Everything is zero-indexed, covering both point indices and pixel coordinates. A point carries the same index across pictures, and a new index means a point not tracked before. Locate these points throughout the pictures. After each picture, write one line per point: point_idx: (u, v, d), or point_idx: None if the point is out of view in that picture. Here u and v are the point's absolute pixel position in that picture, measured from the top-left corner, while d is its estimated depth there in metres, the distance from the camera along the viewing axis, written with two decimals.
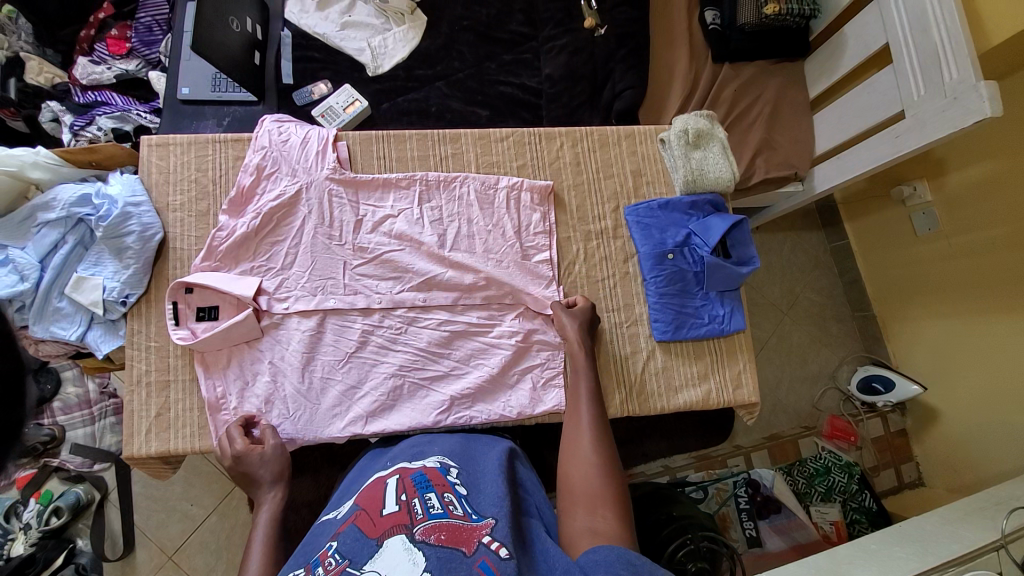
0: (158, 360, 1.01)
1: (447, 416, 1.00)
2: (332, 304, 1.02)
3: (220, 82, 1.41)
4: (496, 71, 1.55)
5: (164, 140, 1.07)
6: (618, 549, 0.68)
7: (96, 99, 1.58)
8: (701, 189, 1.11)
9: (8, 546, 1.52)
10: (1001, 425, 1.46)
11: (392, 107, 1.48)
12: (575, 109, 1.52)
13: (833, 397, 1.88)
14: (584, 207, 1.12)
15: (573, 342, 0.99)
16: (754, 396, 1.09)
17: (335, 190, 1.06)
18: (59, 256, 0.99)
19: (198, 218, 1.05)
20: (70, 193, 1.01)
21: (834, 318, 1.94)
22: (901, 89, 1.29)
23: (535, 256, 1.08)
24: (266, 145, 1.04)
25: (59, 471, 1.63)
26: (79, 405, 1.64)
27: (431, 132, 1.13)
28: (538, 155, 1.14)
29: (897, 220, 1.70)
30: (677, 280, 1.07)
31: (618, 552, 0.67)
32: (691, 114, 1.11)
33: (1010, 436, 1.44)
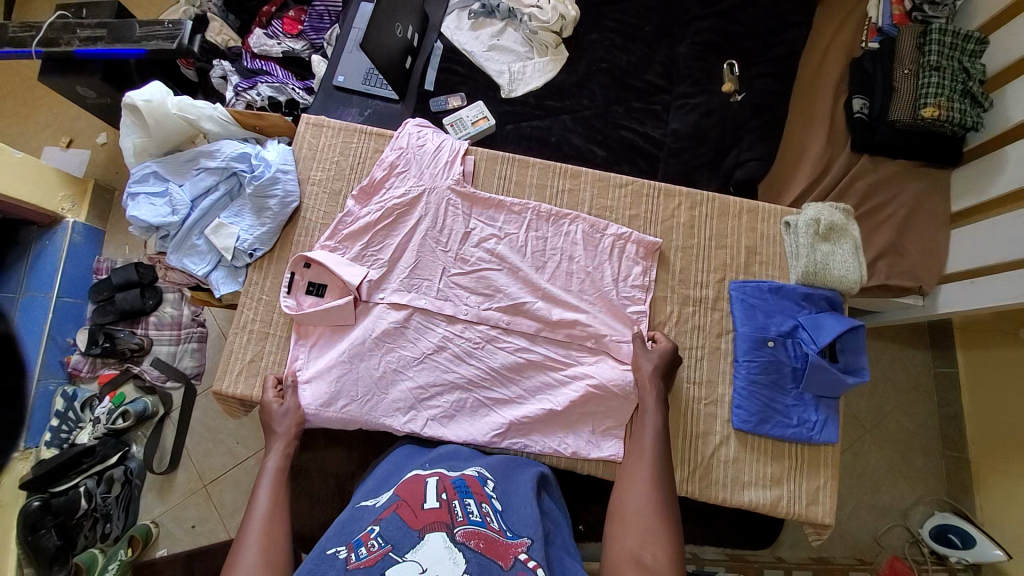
0: (264, 311, 1.09)
1: (503, 438, 1.00)
2: (424, 304, 1.05)
3: (371, 77, 1.55)
4: (622, 116, 1.58)
5: (320, 121, 1.18)
6: None
7: (262, 68, 1.77)
8: (822, 283, 1.04)
9: (76, 432, 1.71)
10: None
11: (515, 130, 1.54)
12: (693, 169, 1.50)
13: (898, 536, 1.66)
14: (688, 270, 1.10)
15: (646, 384, 0.97)
16: (828, 518, 0.99)
17: (453, 201, 1.11)
18: (209, 200, 1.12)
19: (330, 197, 1.14)
20: (233, 148, 1.13)
21: (921, 451, 1.72)
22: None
23: (629, 307, 1.07)
24: (403, 146, 1.12)
25: (137, 378, 1.78)
26: (170, 325, 1.81)
27: (555, 165, 1.16)
28: (653, 210, 1.13)
29: (1017, 363, 1.51)
30: (772, 370, 1.00)
31: None
32: (826, 205, 1.06)
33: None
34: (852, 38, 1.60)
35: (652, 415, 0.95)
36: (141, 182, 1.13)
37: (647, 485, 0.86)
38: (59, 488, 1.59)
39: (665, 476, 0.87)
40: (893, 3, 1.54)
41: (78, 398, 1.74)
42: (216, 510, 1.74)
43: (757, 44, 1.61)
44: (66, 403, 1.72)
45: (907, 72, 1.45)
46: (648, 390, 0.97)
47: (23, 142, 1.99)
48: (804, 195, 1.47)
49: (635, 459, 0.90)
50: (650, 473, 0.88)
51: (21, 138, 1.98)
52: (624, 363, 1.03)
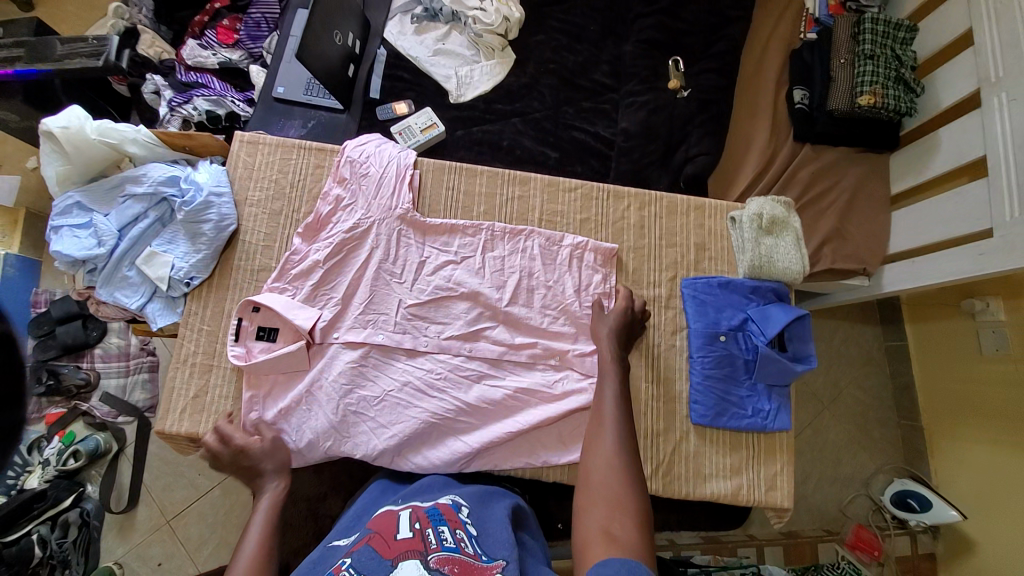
0: (207, 343, 1.04)
1: (470, 465, 1.00)
2: (381, 340, 1.03)
3: (312, 86, 1.50)
4: (572, 116, 1.58)
5: (255, 138, 1.13)
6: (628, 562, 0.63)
7: (198, 81, 1.69)
8: (767, 276, 1.07)
9: (25, 477, 1.59)
10: None
11: (466, 136, 1.52)
12: (645, 166, 1.52)
13: (862, 505, 1.74)
14: (640, 270, 1.10)
15: (603, 345, 0.98)
16: (787, 502, 1.02)
17: (405, 231, 1.09)
18: (138, 228, 1.05)
19: (271, 217, 1.09)
20: (161, 172, 1.07)
21: (878, 422, 1.81)
22: (995, 204, 1.23)
23: (593, 317, 1.07)
24: (346, 177, 1.09)
25: (85, 416, 1.68)
26: (117, 356, 1.71)
27: (503, 172, 1.15)
28: (604, 213, 1.14)
29: (960, 334, 1.59)
30: (725, 364, 1.02)
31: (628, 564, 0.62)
32: (768, 198, 1.08)
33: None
34: (791, 29, 1.65)
35: (611, 374, 0.93)
36: (63, 214, 1.06)
37: (612, 449, 0.82)
38: (10, 538, 1.46)
39: (630, 438, 0.84)
40: None
41: (25, 441, 1.63)
42: (182, 546, 1.66)
43: (698, 40, 1.63)
44: None
45: (843, 61, 1.49)
46: (605, 348, 0.97)
47: None
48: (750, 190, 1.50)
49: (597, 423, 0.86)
50: (614, 437, 0.84)
51: None
52: (588, 375, 1.04)
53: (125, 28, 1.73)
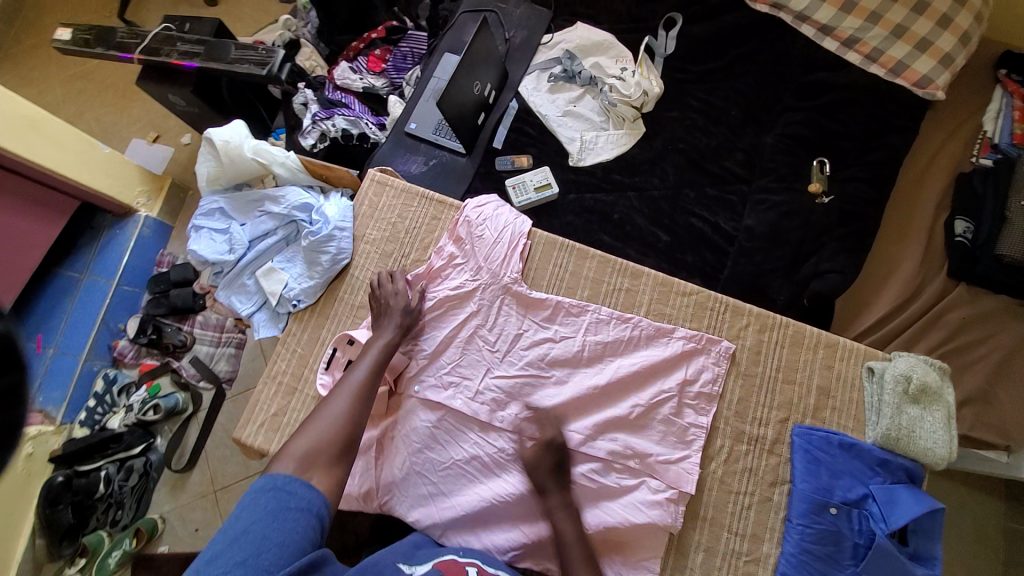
0: (296, 365, 1.07)
1: (524, 560, 0.93)
2: (457, 406, 0.99)
3: (441, 128, 1.55)
4: (692, 201, 1.49)
5: (385, 179, 1.17)
6: None
7: (341, 100, 1.81)
8: (903, 452, 0.92)
9: (109, 415, 1.73)
10: None
11: (578, 201, 1.49)
12: (764, 272, 1.40)
13: None
14: (748, 402, 0.99)
15: (547, 476, 0.90)
16: None
17: (508, 301, 1.06)
18: (265, 243, 1.13)
19: (382, 257, 1.11)
20: (297, 198, 1.15)
21: None
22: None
23: (689, 419, 0.97)
24: (461, 235, 1.09)
25: (173, 372, 1.79)
26: (213, 326, 1.83)
27: (615, 260, 1.10)
28: (716, 326, 1.04)
29: None
30: (829, 541, 0.87)
31: None
32: (923, 360, 0.94)
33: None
34: (960, 150, 1.45)
35: (568, 513, 0.87)
36: (207, 216, 1.17)
37: None
38: (85, 469, 1.63)
39: None
40: (1016, 121, 1.40)
41: (117, 382, 1.78)
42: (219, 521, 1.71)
43: (852, 145, 1.49)
44: (106, 385, 1.76)
45: None
46: (554, 488, 0.89)
47: (114, 132, 2.05)
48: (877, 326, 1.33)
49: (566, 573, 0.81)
50: None
51: (113, 129, 2.05)
52: (666, 488, 0.93)
53: (290, 40, 1.93)
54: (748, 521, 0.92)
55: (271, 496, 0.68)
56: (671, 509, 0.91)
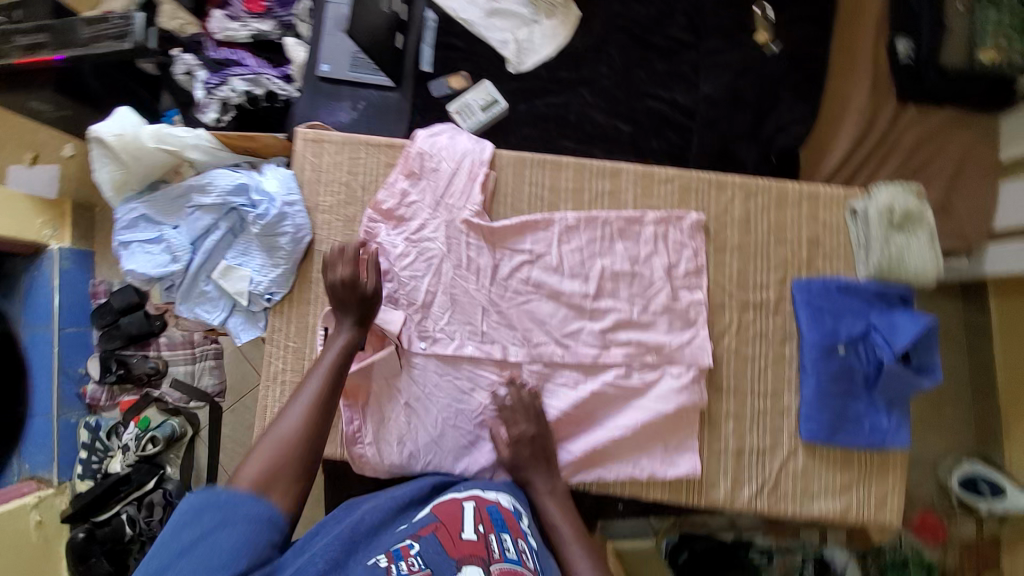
0: (293, 360, 1.00)
1: (575, 475, 0.96)
2: (470, 351, 0.98)
3: (358, 60, 1.36)
4: (645, 82, 1.41)
5: (319, 136, 1.03)
6: None
7: (230, 57, 1.55)
8: (894, 277, 0.96)
9: (106, 461, 1.64)
10: None
11: (529, 110, 1.38)
12: (731, 139, 1.36)
13: (927, 484, 1.67)
14: (746, 272, 1.00)
15: (530, 464, 0.92)
16: (897, 520, 0.96)
17: (482, 232, 1.00)
18: (210, 241, 1.00)
19: (345, 224, 1.01)
20: (227, 180, 1.00)
21: (950, 400, 1.70)
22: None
23: (685, 297, 0.99)
24: (417, 172, 1.00)
25: (158, 402, 1.67)
26: (182, 344, 1.68)
27: (591, 163, 1.03)
28: (704, 206, 1.02)
29: None
30: (843, 377, 0.94)
31: None
32: (902, 188, 0.95)
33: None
34: None
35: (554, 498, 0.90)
36: (131, 229, 1.02)
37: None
38: (103, 519, 1.59)
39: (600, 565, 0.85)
40: None
41: (101, 427, 1.66)
42: None
43: None
44: (91, 434, 1.65)
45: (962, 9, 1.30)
46: (535, 472, 0.91)
47: None
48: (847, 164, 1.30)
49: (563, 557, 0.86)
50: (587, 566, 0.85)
51: None
52: (687, 370, 0.97)
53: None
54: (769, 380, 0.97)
55: (211, 511, 0.65)
56: (700, 389, 0.96)
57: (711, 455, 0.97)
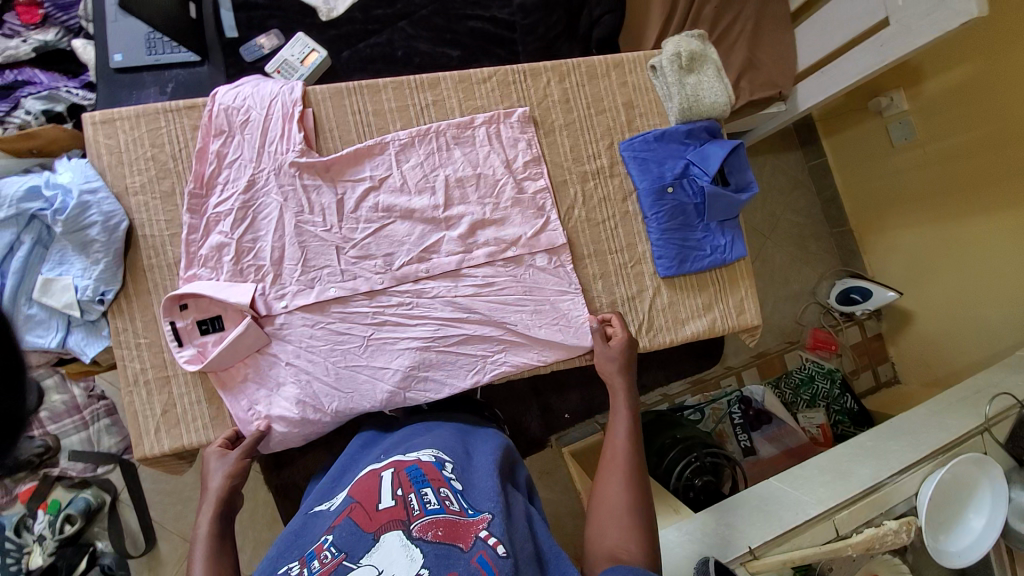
0: (152, 356, 0.94)
1: (479, 377, 0.99)
2: (333, 293, 0.96)
3: (156, 42, 1.22)
4: (462, 5, 1.41)
5: (109, 116, 0.96)
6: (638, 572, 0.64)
7: (17, 79, 1.27)
8: (698, 115, 1.10)
9: (24, 561, 1.32)
10: (973, 319, 1.55)
11: (354, 55, 1.35)
12: (553, 40, 1.41)
13: (814, 312, 1.90)
14: (577, 146, 1.08)
15: (609, 363, 0.95)
16: (757, 320, 1.12)
17: (308, 172, 0.97)
18: (17, 260, 0.89)
19: (164, 200, 0.96)
20: (15, 186, 0.89)
21: (814, 237, 1.94)
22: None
23: (530, 187, 1.05)
24: (226, 128, 0.95)
25: (63, 479, 1.39)
26: (68, 411, 1.37)
27: (408, 79, 1.04)
28: (526, 96, 1.07)
29: (871, 132, 1.71)
30: (678, 213, 1.07)
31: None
32: (682, 35, 1.08)
33: (987, 318, 1.51)
34: None
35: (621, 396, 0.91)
36: None
37: (623, 486, 0.77)
38: None
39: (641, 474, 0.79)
40: None
41: (7, 526, 1.33)
42: None
43: None
44: None
45: None
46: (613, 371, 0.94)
47: None
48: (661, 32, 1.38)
49: (609, 464, 0.80)
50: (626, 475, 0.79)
51: None
52: (543, 253, 1.03)
53: None
54: (622, 235, 1.07)
55: None
56: (565, 272, 1.04)
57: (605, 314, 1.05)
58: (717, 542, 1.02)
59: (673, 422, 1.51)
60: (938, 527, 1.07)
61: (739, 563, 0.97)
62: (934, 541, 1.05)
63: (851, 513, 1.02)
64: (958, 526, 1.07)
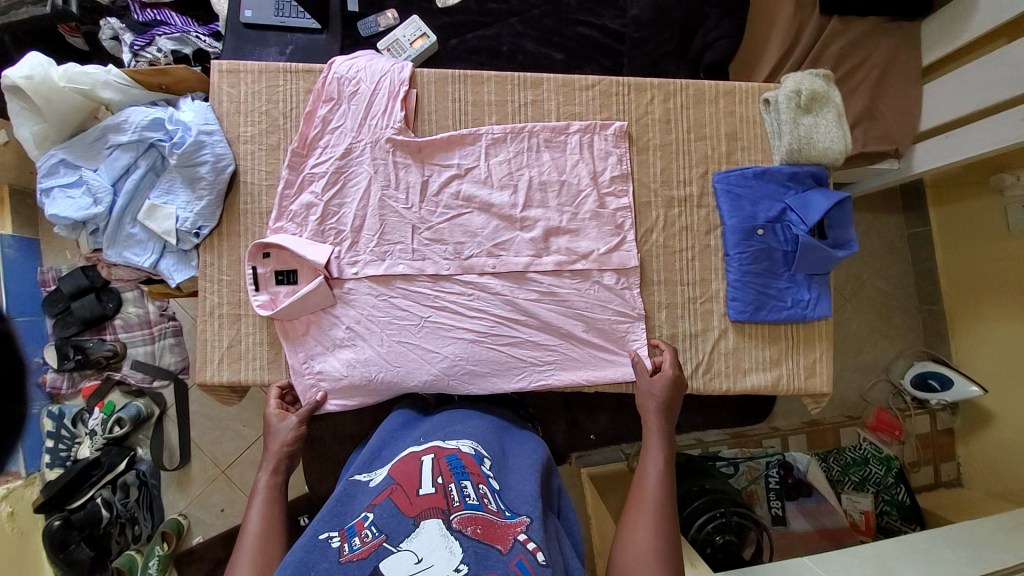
0: (229, 293, 1.00)
1: (522, 382, 0.98)
2: (401, 269, 0.98)
3: (284, 6, 1.30)
4: (575, 10, 1.40)
5: (235, 67, 1.03)
6: None
7: (156, 19, 1.39)
8: (806, 159, 1.03)
9: (76, 448, 1.47)
10: None
11: (461, 44, 1.37)
12: (661, 58, 1.37)
13: (883, 390, 1.74)
14: (669, 169, 1.04)
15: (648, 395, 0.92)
16: (826, 386, 1.03)
17: (400, 150, 1.00)
18: (132, 182, 0.98)
19: (268, 152, 1.02)
20: (142, 116, 0.97)
21: (899, 310, 1.77)
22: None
23: (613, 202, 1.02)
24: (335, 96, 0.99)
25: (121, 384, 1.50)
26: (139, 324, 1.50)
27: (512, 75, 1.04)
28: (626, 110, 1.05)
29: (986, 211, 1.52)
30: (764, 258, 1.00)
31: None
32: (806, 73, 1.02)
33: None
34: None
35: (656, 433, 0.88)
36: (50, 175, 0.96)
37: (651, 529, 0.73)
38: (77, 504, 1.36)
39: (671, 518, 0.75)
40: None
41: (66, 415, 1.48)
42: (242, 494, 1.53)
43: None
44: (55, 422, 1.46)
45: None
46: (650, 404, 0.91)
47: None
48: (777, 66, 1.31)
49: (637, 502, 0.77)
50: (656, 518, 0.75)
51: None
52: (612, 271, 1.00)
53: None
54: (699, 268, 1.02)
55: None
56: (631, 295, 1.00)
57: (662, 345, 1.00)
58: None
59: (704, 470, 1.43)
60: None
61: None
62: None
63: None
64: None
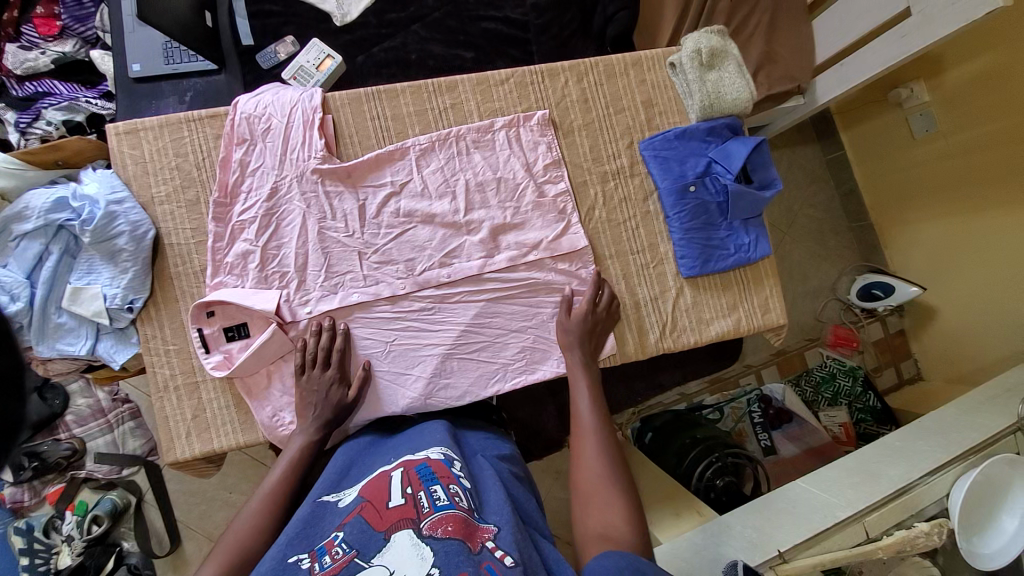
0: (181, 362, 0.95)
1: (501, 384, 0.98)
2: (356, 298, 0.96)
3: (173, 51, 1.23)
4: (475, 5, 1.40)
5: (132, 126, 0.97)
6: (627, 554, 0.63)
7: (37, 91, 1.28)
8: (719, 112, 1.09)
9: (55, 559, 1.33)
10: (990, 324, 1.52)
11: (369, 60, 1.34)
12: (567, 39, 1.40)
13: (834, 308, 1.86)
14: (597, 147, 1.06)
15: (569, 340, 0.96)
16: (782, 318, 1.10)
17: (328, 180, 0.97)
18: (47, 270, 0.91)
19: (190, 209, 0.97)
20: (43, 198, 0.90)
21: (833, 232, 1.90)
22: None
23: (550, 189, 1.04)
24: (248, 136, 0.96)
25: (90, 481, 1.41)
26: (93, 415, 1.41)
27: (425, 83, 1.04)
28: (544, 97, 1.06)
29: (892, 126, 1.66)
30: (701, 212, 1.05)
31: (627, 558, 0.62)
32: (702, 32, 1.07)
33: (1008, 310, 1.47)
34: None
35: (581, 373, 0.93)
36: None
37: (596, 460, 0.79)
38: None
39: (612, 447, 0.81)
40: None
41: (36, 527, 1.36)
42: None
43: None
44: (25, 538, 1.33)
45: None
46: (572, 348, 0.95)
47: None
48: (678, 27, 1.36)
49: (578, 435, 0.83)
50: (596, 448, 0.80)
51: None
52: (563, 255, 1.02)
53: None
54: (645, 233, 1.06)
55: None
56: (586, 274, 1.03)
57: (630, 315, 1.04)
58: (747, 546, 0.99)
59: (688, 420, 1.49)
60: (973, 528, 1.06)
61: (768, 566, 0.96)
62: (968, 544, 1.04)
63: (880, 515, 1.01)
64: (990, 527, 1.06)
